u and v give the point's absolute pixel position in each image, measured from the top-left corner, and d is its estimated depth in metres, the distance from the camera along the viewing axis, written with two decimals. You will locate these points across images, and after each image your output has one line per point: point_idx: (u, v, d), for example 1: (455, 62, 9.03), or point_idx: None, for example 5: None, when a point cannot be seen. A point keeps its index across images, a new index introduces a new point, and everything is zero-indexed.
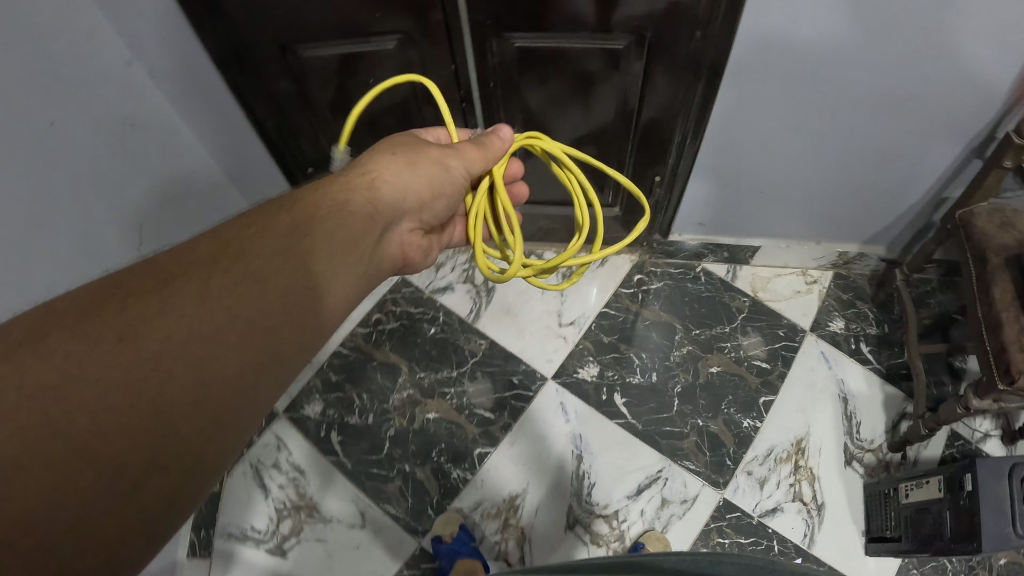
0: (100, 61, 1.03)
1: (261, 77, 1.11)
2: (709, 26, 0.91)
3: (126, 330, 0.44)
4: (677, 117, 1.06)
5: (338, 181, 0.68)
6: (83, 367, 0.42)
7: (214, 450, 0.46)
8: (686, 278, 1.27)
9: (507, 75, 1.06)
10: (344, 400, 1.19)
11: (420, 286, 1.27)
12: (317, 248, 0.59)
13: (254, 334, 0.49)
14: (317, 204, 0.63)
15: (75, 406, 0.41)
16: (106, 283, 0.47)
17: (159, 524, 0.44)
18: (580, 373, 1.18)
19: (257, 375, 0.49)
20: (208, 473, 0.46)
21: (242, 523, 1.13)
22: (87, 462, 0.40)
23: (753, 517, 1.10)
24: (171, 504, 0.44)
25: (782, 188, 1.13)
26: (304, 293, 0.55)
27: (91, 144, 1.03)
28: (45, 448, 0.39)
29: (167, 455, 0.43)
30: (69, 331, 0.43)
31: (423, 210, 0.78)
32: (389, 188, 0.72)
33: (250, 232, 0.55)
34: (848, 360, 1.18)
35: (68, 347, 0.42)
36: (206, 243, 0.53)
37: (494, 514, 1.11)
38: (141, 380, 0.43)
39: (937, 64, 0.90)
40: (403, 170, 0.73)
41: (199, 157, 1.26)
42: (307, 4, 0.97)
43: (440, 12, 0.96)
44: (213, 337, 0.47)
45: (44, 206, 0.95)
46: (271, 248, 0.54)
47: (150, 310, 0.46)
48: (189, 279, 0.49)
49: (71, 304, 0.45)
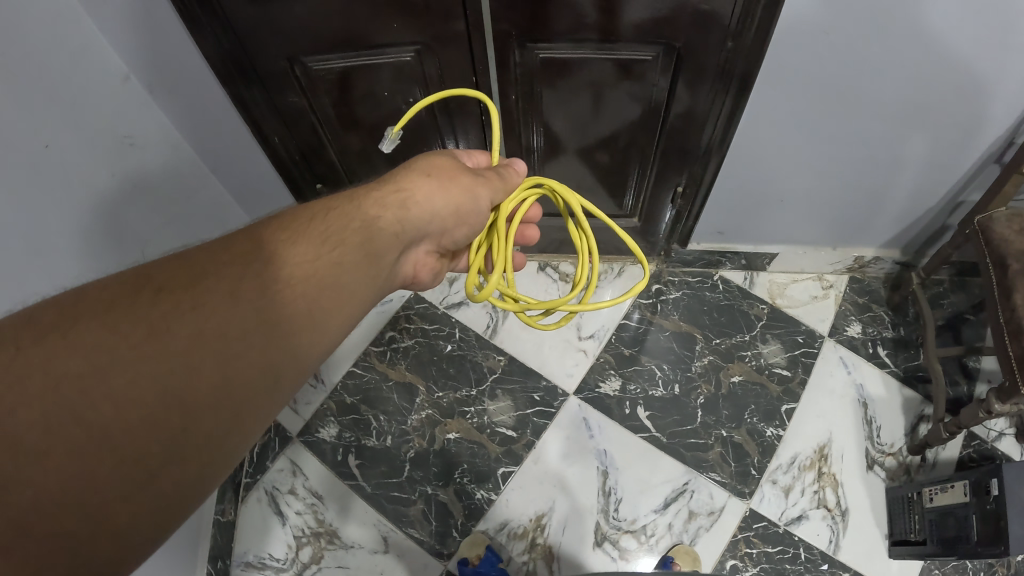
0: (97, 79, 0.96)
1: (269, 93, 1.05)
2: (741, 36, 0.89)
3: (155, 325, 0.43)
4: (702, 127, 1.04)
5: (369, 196, 0.62)
6: (106, 363, 0.41)
7: (223, 457, 0.45)
8: (704, 286, 1.28)
9: (529, 86, 1.03)
10: (360, 422, 1.18)
11: (432, 302, 1.28)
12: (348, 246, 0.57)
13: (273, 341, 0.48)
14: (352, 210, 0.60)
15: (97, 400, 0.40)
16: (141, 271, 0.47)
17: (165, 523, 0.43)
18: (603, 387, 1.19)
19: (276, 376, 0.48)
20: (216, 474, 0.45)
21: (260, 551, 1.11)
22: (103, 458, 0.39)
23: (779, 525, 1.10)
24: (179, 503, 0.43)
25: (803, 197, 1.13)
26: (331, 297, 0.53)
27: (98, 171, 0.96)
28: (59, 443, 0.39)
29: (179, 458, 0.42)
30: (101, 323, 0.42)
31: (444, 235, 0.71)
32: (421, 212, 0.65)
33: (285, 237, 0.53)
34: (866, 365, 1.20)
35: (98, 339, 0.42)
36: (242, 240, 0.51)
37: (521, 534, 1.10)
38: (165, 378, 0.42)
39: (964, 76, 0.89)
40: (435, 194, 0.66)
41: (201, 177, 1.20)
42: (324, 19, 0.92)
43: (462, 22, 0.92)
44: (240, 340, 0.46)
45: (58, 239, 0.88)
46: (303, 254, 0.52)
47: (180, 307, 0.45)
48: (222, 276, 0.48)
49: (104, 292, 0.44)
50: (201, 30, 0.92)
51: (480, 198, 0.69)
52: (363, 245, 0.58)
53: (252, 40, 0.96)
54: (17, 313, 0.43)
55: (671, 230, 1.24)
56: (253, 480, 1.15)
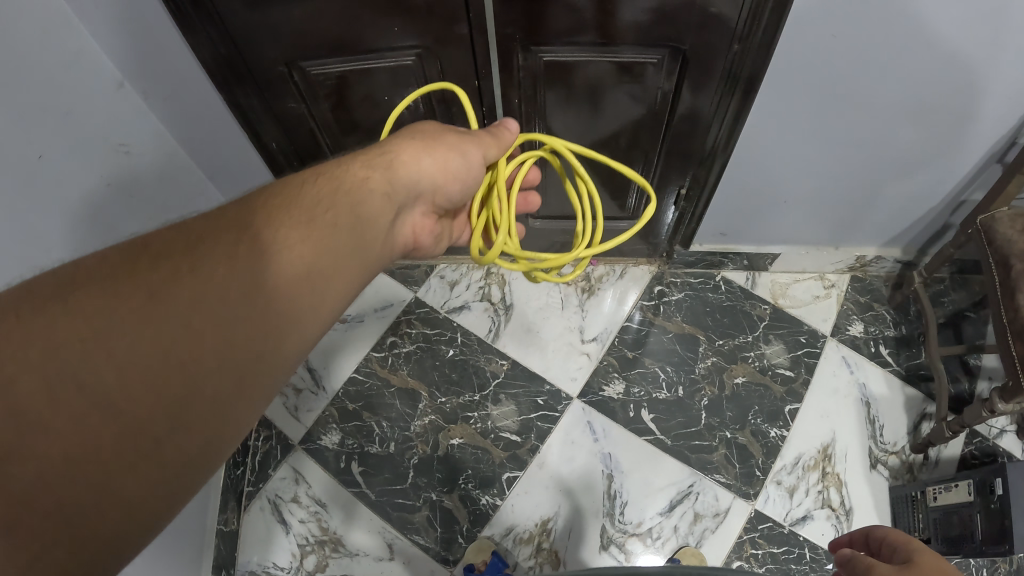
0: (91, 86, 0.94)
1: (267, 99, 1.03)
2: (748, 39, 0.87)
3: (155, 290, 0.43)
4: (706, 129, 1.03)
5: (354, 161, 0.60)
6: (109, 327, 0.40)
7: (228, 424, 0.44)
8: (706, 287, 1.28)
9: (532, 89, 1.01)
10: (362, 429, 1.18)
11: (434, 306, 1.27)
12: (350, 209, 0.56)
13: (277, 304, 0.47)
14: (346, 174, 0.59)
15: (103, 366, 0.39)
16: (137, 241, 0.46)
17: (177, 488, 0.42)
18: (607, 390, 1.19)
19: (280, 341, 0.47)
20: (224, 439, 0.44)
21: (264, 560, 1.10)
22: (112, 424, 0.39)
23: (784, 526, 1.10)
24: (187, 469, 0.42)
25: (806, 198, 1.12)
26: (333, 262, 0.52)
27: (94, 183, 0.94)
28: (66, 409, 0.38)
29: (183, 423, 0.41)
30: (102, 290, 0.42)
31: (437, 195, 0.68)
32: (406, 174, 0.63)
33: (279, 202, 0.52)
34: (869, 364, 1.20)
35: (99, 305, 0.41)
36: (239, 206, 0.51)
37: (526, 539, 1.10)
38: (168, 343, 0.41)
39: (969, 78, 0.88)
40: (422, 154, 0.64)
41: (197, 182, 1.18)
42: (325, 26, 0.90)
43: (465, 25, 0.90)
44: (242, 303, 0.45)
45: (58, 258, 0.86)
46: (300, 216, 0.51)
47: (180, 271, 0.44)
48: (220, 241, 0.47)
49: (103, 263, 0.44)
50: (198, 36, 0.90)
51: (470, 158, 0.67)
52: (361, 208, 0.57)
53: (250, 46, 0.93)
54: (14, 287, 0.42)
55: (674, 231, 1.22)
56: (255, 489, 1.15)
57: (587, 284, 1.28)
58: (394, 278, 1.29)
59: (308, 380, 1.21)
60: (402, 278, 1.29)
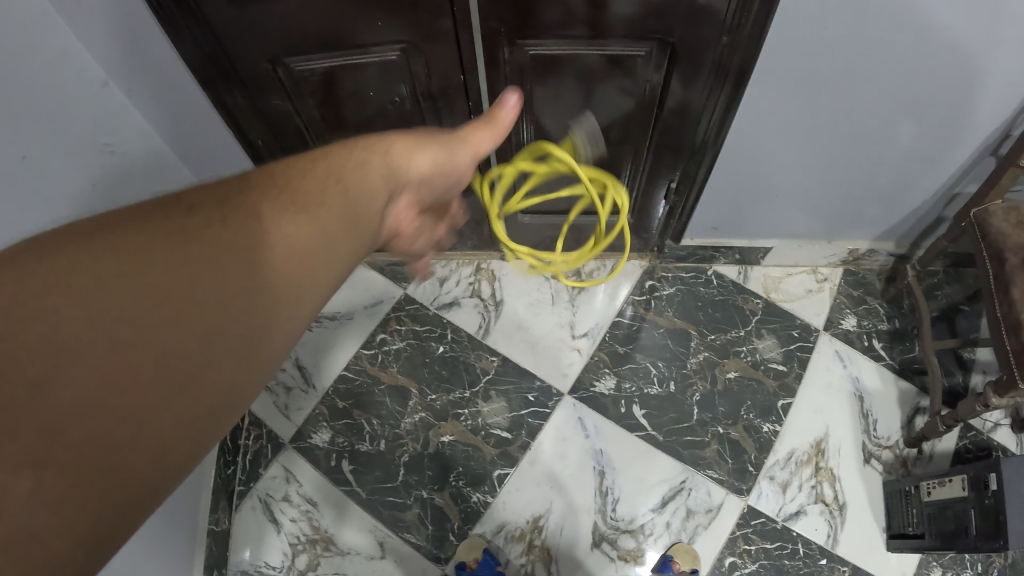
0: (73, 84, 0.92)
1: (252, 97, 1.02)
2: (737, 32, 0.87)
3: (190, 230, 0.37)
4: (696, 122, 1.02)
5: (356, 142, 0.56)
6: (146, 259, 0.34)
7: (254, 387, 0.37)
8: (698, 282, 1.27)
9: (519, 85, 1.00)
10: (352, 427, 1.17)
11: (424, 303, 1.26)
12: (363, 185, 0.52)
13: (312, 262, 0.42)
14: (355, 155, 0.55)
15: (141, 300, 0.33)
16: (166, 195, 0.40)
17: (204, 452, 0.35)
18: (598, 387, 1.18)
19: (306, 305, 0.41)
20: (247, 408, 0.37)
21: (255, 560, 1.10)
22: (150, 368, 0.32)
23: (777, 521, 1.10)
24: (213, 436, 0.35)
25: (797, 191, 1.11)
26: (354, 231, 0.47)
27: (78, 183, 0.93)
28: (98, 340, 0.31)
29: (219, 379, 0.35)
30: (132, 228, 0.35)
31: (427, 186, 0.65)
32: (405, 167, 0.60)
33: (299, 168, 0.47)
34: (863, 358, 1.19)
35: (134, 240, 0.35)
36: (263, 171, 0.46)
37: (518, 536, 1.09)
38: (212, 285, 0.35)
39: (963, 70, 0.87)
40: (418, 148, 0.61)
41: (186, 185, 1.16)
42: (310, 23, 0.89)
43: (450, 19, 0.89)
44: (282, 252, 0.40)
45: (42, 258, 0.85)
46: (320, 180, 0.47)
47: (216, 216, 0.38)
48: (256, 194, 0.42)
49: (129, 208, 0.37)
50: (182, 34, 0.89)
51: (459, 154, 0.65)
52: (370, 187, 0.53)
53: (235, 44, 0.92)
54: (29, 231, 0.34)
55: (664, 225, 1.21)
56: (246, 488, 1.14)
57: (578, 279, 1.28)
58: (383, 275, 1.29)
59: (298, 378, 1.21)
60: (392, 275, 1.29)
